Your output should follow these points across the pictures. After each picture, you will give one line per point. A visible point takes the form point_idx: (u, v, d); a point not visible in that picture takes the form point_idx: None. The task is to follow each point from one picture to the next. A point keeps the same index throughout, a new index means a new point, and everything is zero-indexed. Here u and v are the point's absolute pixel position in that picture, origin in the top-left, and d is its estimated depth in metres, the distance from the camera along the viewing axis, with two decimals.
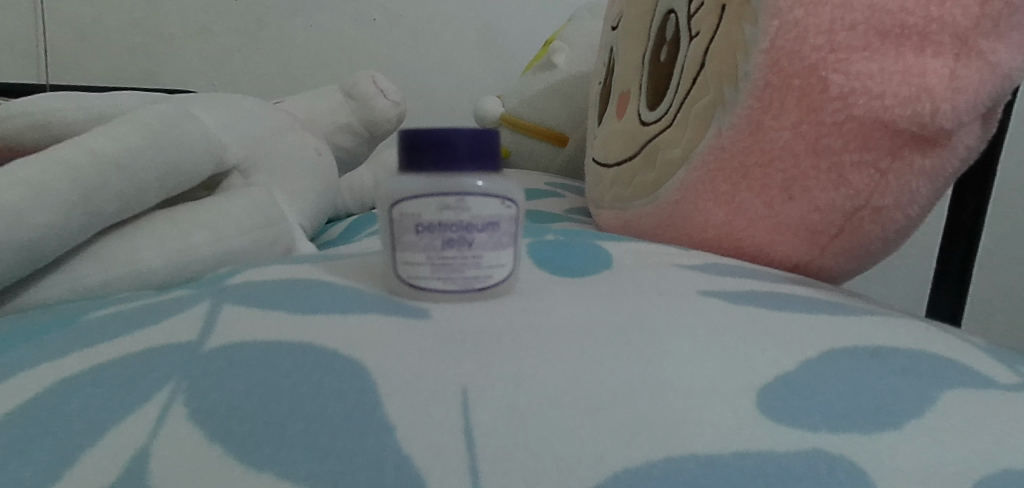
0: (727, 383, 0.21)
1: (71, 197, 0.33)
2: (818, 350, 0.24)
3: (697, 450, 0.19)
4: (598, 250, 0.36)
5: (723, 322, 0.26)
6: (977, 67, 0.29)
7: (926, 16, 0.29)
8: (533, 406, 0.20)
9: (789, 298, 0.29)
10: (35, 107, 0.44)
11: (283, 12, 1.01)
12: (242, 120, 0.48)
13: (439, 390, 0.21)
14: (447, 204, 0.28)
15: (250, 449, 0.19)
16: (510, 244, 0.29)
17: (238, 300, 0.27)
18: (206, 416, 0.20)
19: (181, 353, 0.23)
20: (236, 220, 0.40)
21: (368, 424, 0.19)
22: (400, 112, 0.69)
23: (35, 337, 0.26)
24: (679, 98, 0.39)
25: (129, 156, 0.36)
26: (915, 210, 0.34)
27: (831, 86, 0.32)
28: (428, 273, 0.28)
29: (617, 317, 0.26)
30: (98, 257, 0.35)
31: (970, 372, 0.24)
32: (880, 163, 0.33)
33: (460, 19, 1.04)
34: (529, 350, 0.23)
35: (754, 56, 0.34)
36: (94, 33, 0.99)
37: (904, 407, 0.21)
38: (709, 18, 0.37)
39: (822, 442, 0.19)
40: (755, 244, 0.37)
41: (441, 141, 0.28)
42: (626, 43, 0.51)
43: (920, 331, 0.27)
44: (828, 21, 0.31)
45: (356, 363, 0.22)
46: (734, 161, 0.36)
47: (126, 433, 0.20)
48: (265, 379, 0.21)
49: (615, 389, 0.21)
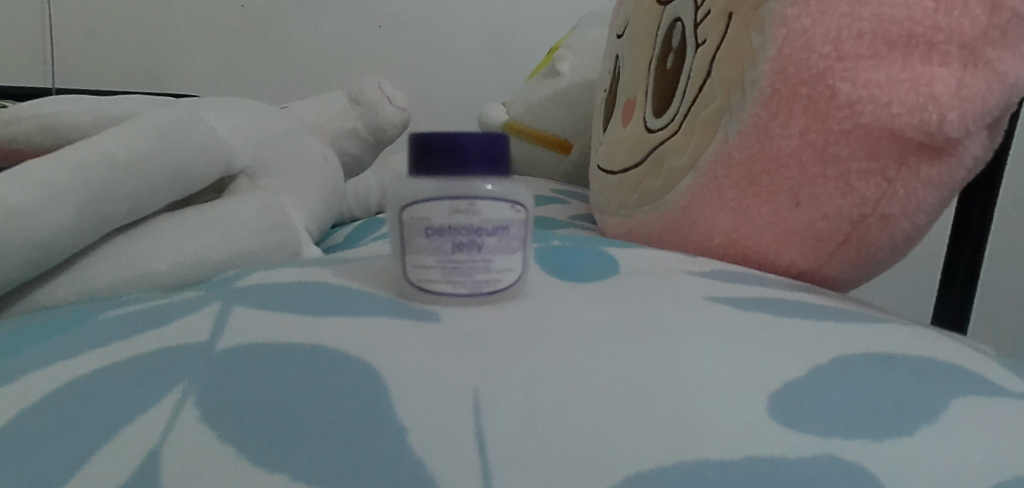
0: (738, 388, 0.21)
1: (82, 198, 0.33)
2: (827, 356, 0.24)
3: (709, 454, 0.19)
4: (605, 256, 0.36)
5: (733, 328, 0.26)
6: (983, 78, 0.29)
7: (934, 26, 0.30)
8: (545, 408, 0.20)
9: (797, 305, 0.29)
10: (43, 110, 0.44)
11: (289, 18, 1.02)
12: (251, 124, 0.48)
13: (451, 392, 0.21)
14: (458, 207, 0.28)
15: (265, 448, 0.19)
16: (519, 248, 0.29)
17: (250, 302, 0.27)
18: (220, 415, 0.20)
19: (193, 354, 0.23)
20: (245, 222, 0.40)
21: (383, 424, 0.19)
22: (405, 118, 0.69)
23: (47, 337, 0.27)
24: (686, 105, 0.40)
25: (139, 158, 0.36)
26: (922, 218, 0.34)
27: (839, 94, 0.32)
28: (437, 276, 0.28)
29: (627, 322, 0.26)
30: (107, 258, 0.35)
31: (979, 379, 0.24)
32: (887, 171, 0.33)
33: (465, 26, 1.04)
34: (541, 353, 0.23)
35: (761, 64, 0.34)
36: (101, 38, 1.00)
37: (916, 414, 0.21)
38: (715, 26, 0.37)
39: (835, 447, 0.19)
40: (762, 251, 0.37)
41: (452, 145, 0.28)
42: (632, 51, 0.51)
43: (929, 338, 0.27)
44: (835, 30, 0.31)
45: (368, 364, 0.22)
46: (741, 169, 0.36)
47: (138, 433, 0.20)
48: (277, 381, 0.21)
49: (626, 392, 0.21)
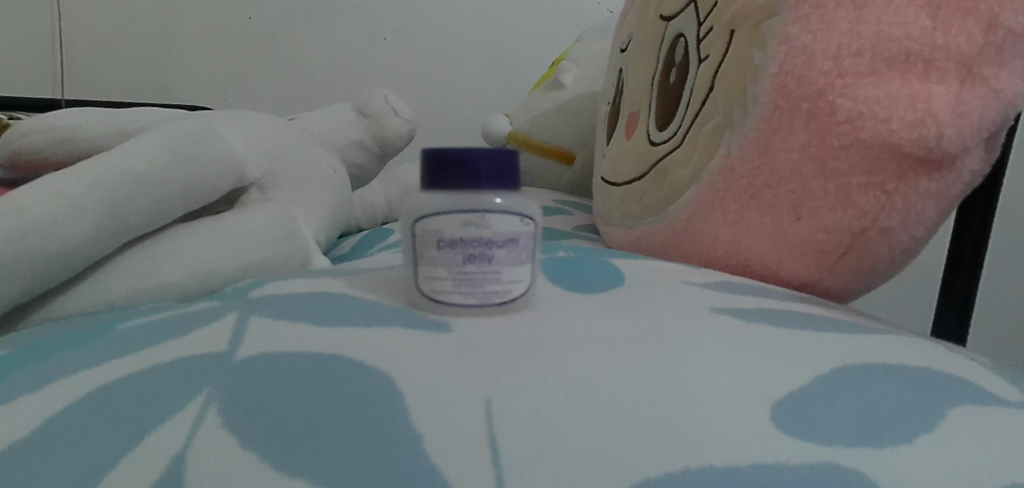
0: (743, 397, 0.22)
1: (100, 210, 0.34)
2: (830, 367, 0.24)
3: (714, 462, 0.19)
4: (611, 267, 0.37)
5: (736, 338, 0.26)
6: (980, 94, 0.30)
7: (932, 44, 0.30)
8: (554, 418, 0.21)
9: (800, 316, 0.30)
10: (58, 122, 0.45)
11: (296, 30, 1.03)
12: (263, 136, 0.49)
13: (464, 400, 0.21)
14: (469, 220, 0.28)
15: (284, 455, 0.19)
16: (528, 260, 0.30)
17: (266, 312, 0.28)
18: (241, 423, 0.21)
19: (215, 363, 0.24)
20: (257, 233, 0.41)
21: (398, 432, 0.20)
22: (411, 129, 0.70)
23: (71, 346, 0.27)
24: (689, 118, 0.41)
25: (155, 170, 0.37)
26: (922, 231, 0.35)
27: (839, 109, 0.33)
28: (449, 287, 0.29)
29: (634, 332, 0.26)
30: (124, 269, 0.36)
31: (979, 390, 0.24)
32: (887, 185, 0.33)
33: (470, 38, 1.06)
34: (550, 362, 0.24)
35: (763, 80, 0.35)
36: (110, 50, 1.01)
37: (915, 423, 0.22)
38: (717, 42, 0.38)
39: (836, 455, 0.20)
40: (764, 262, 0.38)
41: (463, 160, 0.29)
42: (635, 65, 0.52)
43: (930, 350, 0.27)
44: (835, 48, 0.32)
45: (383, 374, 0.23)
46: (743, 181, 0.36)
47: (163, 439, 0.20)
48: (298, 390, 0.22)
49: (634, 400, 0.21)
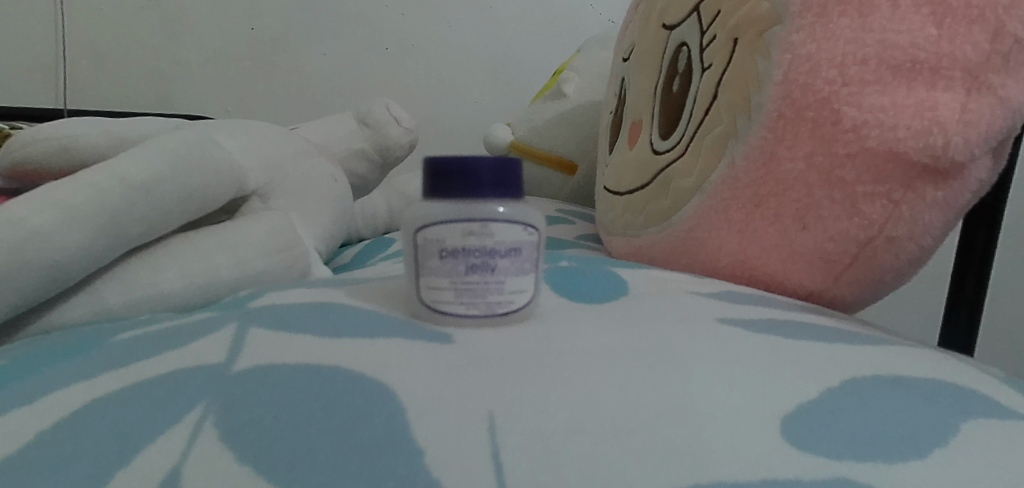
0: (751, 410, 0.22)
1: (99, 220, 0.34)
2: (839, 379, 0.24)
3: (722, 477, 0.19)
4: (613, 277, 0.36)
5: (743, 349, 0.26)
6: (988, 102, 0.29)
7: (937, 52, 0.30)
8: (557, 434, 0.20)
9: (807, 327, 0.29)
10: (61, 132, 0.45)
11: (297, 41, 1.04)
12: (264, 145, 0.49)
13: (465, 414, 0.21)
14: (471, 230, 0.28)
15: (282, 469, 0.19)
16: (531, 270, 0.29)
17: (266, 323, 0.28)
18: (237, 438, 0.20)
19: (212, 375, 0.24)
20: (256, 243, 0.41)
21: (398, 448, 0.19)
22: (412, 139, 0.70)
23: (65, 358, 0.27)
24: (691, 127, 0.40)
25: (154, 179, 0.37)
26: (929, 240, 0.34)
27: (844, 118, 0.32)
28: (451, 297, 0.28)
29: (639, 344, 0.26)
30: (122, 280, 0.36)
31: (990, 403, 0.24)
32: (893, 194, 0.33)
33: (472, 49, 1.06)
34: (554, 375, 0.23)
35: (767, 89, 0.35)
36: (113, 61, 1.02)
37: (927, 436, 0.21)
38: (721, 51, 0.38)
39: (848, 471, 0.19)
40: (769, 272, 0.37)
41: (464, 169, 0.29)
42: (637, 73, 0.52)
43: (941, 364, 0.27)
44: (841, 56, 0.32)
45: (384, 387, 0.22)
46: (747, 191, 0.36)
47: (158, 453, 0.20)
48: (297, 403, 0.21)
49: (639, 417, 0.21)
